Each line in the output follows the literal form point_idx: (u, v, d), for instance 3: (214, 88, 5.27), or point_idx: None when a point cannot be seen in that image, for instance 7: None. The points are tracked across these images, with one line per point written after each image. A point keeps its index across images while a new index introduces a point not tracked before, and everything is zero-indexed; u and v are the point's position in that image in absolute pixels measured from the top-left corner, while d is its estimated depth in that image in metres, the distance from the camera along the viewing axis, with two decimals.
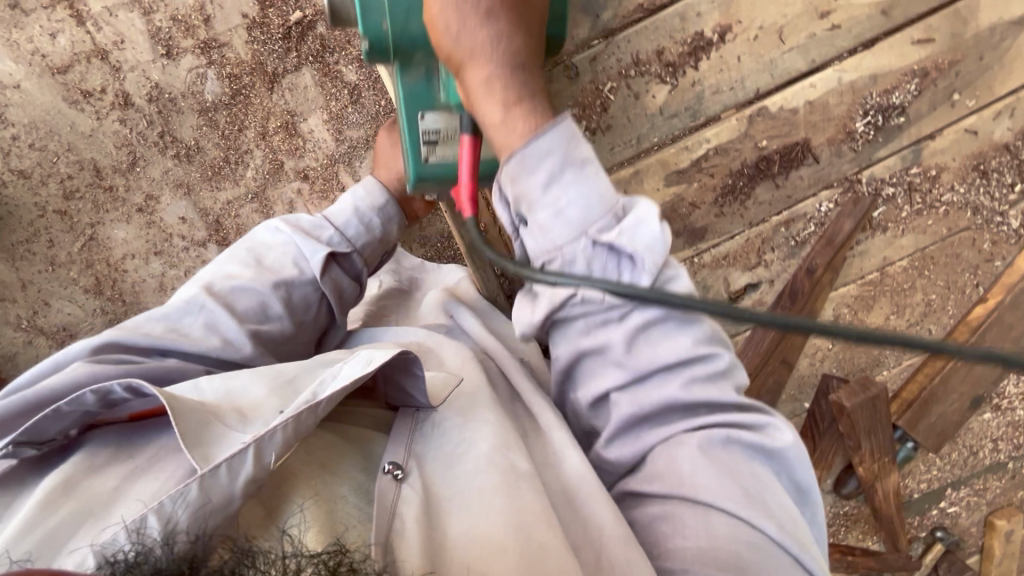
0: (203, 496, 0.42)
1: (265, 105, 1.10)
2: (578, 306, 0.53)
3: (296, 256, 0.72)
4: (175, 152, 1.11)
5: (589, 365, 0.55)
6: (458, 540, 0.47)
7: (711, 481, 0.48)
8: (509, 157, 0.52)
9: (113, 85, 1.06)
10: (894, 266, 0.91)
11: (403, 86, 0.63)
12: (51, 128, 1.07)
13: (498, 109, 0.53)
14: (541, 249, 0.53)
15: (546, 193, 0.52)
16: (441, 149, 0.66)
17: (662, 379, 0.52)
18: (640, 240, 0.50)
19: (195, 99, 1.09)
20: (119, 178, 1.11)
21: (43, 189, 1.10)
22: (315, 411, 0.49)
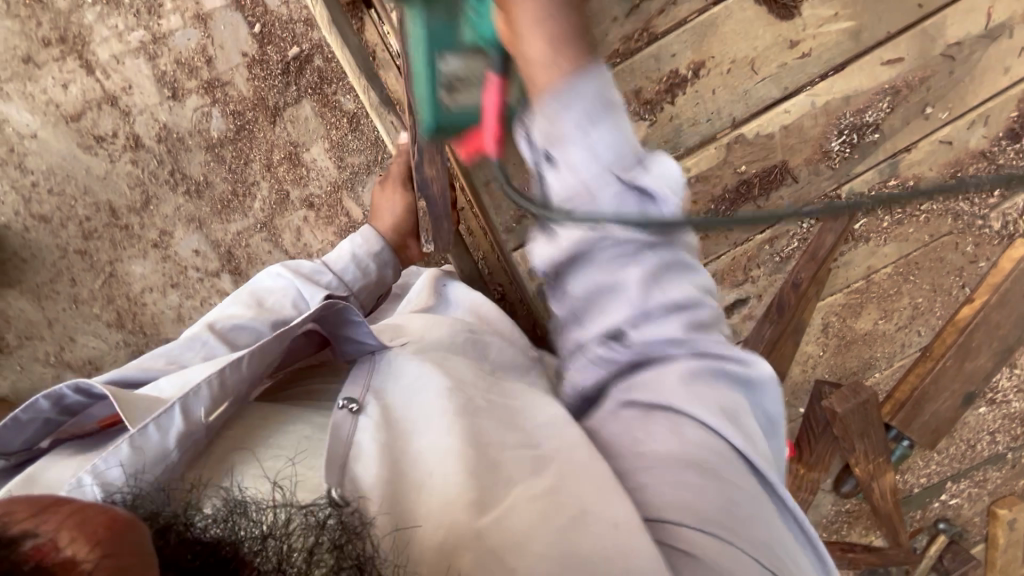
0: (136, 455, 0.47)
1: (269, 138, 1.14)
2: (603, 246, 0.49)
3: (295, 296, 0.77)
4: (185, 189, 1.16)
5: (601, 302, 0.53)
6: (420, 451, 0.51)
7: (696, 393, 0.55)
8: (541, 95, 0.44)
9: (124, 128, 1.11)
10: (879, 274, 0.94)
11: (425, 23, 0.57)
12: (68, 173, 1.12)
13: (543, 45, 0.44)
14: (565, 194, 0.46)
15: (578, 133, 0.43)
16: (463, 94, 0.62)
17: (664, 320, 0.54)
18: (665, 180, 0.47)
19: (202, 136, 1.13)
20: (134, 216, 1.16)
21: (63, 231, 1.15)
22: (240, 368, 0.55)
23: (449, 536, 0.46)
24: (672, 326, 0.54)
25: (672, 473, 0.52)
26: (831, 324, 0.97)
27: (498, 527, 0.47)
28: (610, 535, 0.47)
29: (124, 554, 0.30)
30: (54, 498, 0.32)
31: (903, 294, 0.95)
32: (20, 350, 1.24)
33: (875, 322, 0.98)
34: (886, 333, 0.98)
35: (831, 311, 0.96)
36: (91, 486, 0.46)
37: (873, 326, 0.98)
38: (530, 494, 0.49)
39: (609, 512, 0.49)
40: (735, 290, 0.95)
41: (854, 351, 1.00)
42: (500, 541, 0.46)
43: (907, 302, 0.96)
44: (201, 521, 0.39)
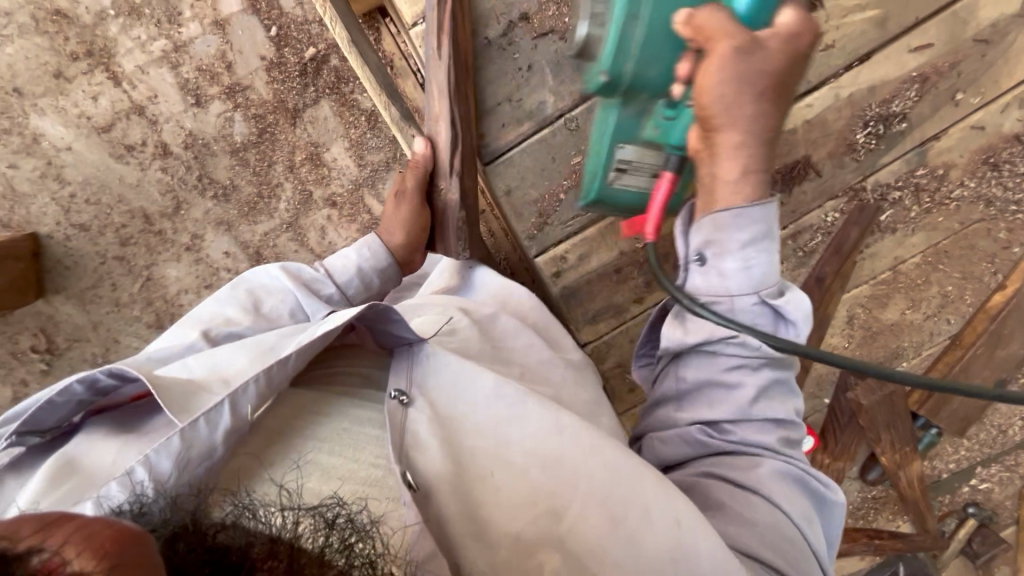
0: (185, 446, 0.50)
1: (290, 140, 1.16)
2: (732, 346, 0.63)
3: (293, 307, 0.78)
4: (213, 193, 1.19)
5: (711, 392, 0.65)
6: (475, 451, 0.54)
7: (786, 484, 0.60)
8: (725, 210, 0.64)
9: (152, 137, 1.14)
10: (906, 264, 0.96)
11: (618, 118, 0.72)
12: (102, 183, 1.16)
13: (734, 172, 0.64)
14: (711, 287, 0.65)
15: (742, 250, 0.63)
16: (627, 176, 0.77)
17: (758, 426, 0.63)
18: (799, 308, 0.63)
19: (226, 141, 1.16)
20: (167, 221, 1.20)
21: (101, 239, 1.19)
22: (285, 366, 0.57)
23: (528, 535, 0.49)
24: (767, 435, 0.62)
25: (758, 533, 0.56)
26: (857, 315, 1.00)
27: (578, 533, 0.50)
28: (672, 534, 0.50)
29: (131, 565, 0.29)
30: (60, 513, 0.30)
31: (931, 283, 0.97)
32: (68, 353, 1.28)
33: (903, 312, 0.99)
34: (914, 322, 1.00)
35: (857, 302, 0.99)
36: (143, 477, 0.48)
37: (901, 316, 1.00)
38: (596, 498, 0.52)
39: (673, 512, 0.50)
40: None
41: (881, 342, 1.01)
42: (577, 543, 0.49)
43: (936, 291, 0.98)
44: (208, 526, 0.38)
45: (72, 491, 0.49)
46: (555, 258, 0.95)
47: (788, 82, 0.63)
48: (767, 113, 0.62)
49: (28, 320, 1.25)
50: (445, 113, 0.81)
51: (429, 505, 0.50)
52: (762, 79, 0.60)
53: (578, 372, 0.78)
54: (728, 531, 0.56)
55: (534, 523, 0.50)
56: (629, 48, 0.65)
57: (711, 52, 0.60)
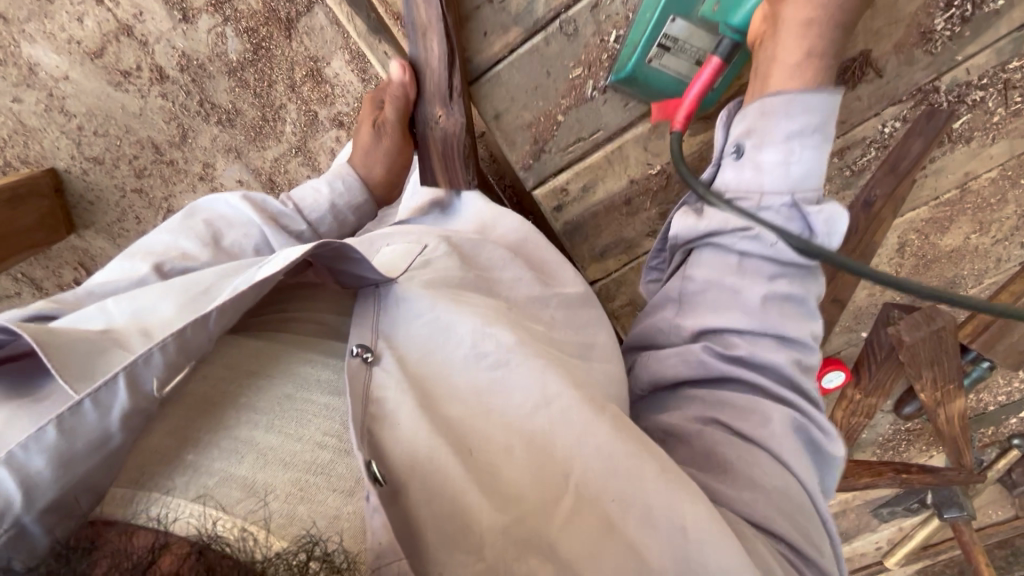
0: (67, 438, 0.43)
1: (288, 57, 1.08)
2: (745, 240, 0.64)
3: (257, 244, 0.74)
4: (217, 118, 1.15)
5: (716, 297, 0.65)
6: (451, 424, 0.51)
7: (789, 434, 0.57)
8: (779, 92, 0.63)
9: (146, 60, 1.08)
10: (979, 179, 0.87)
11: None
12: (106, 113, 1.12)
13: (799, 54, 0.63)
14: (743, 181, 0.67)
15: (785, 141, 0.63)
16: (667, 57, 0.74)
17: (768, 344, 0.61)
18: (830, 218, 0.62)
19: (222, 61, 1.09)
20: (176, 151, 1.18)
21: (116, 171, 1.18)
22: (206, 327, 0.50)
23: (514, 530, 0.46)
24: (779, 356, 0.60)
25: (766, 504, 0.53)
26: (909, 240, 0.96)
27: (565, 534, 0.47)
28: (676, 539, 0.48)
29: None
30: None
31: (1007, 202, 0.89)
32: None
33: (967, 236, 0.95)
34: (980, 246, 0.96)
35: (911, 228, 0.95)
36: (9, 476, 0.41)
37: (965, 240, 0.95)
38: (583, 492, 0.49)
39: (674, 513, 0.48)
40: None
41: (935, 271, 1.00)
42: (570, 543, 0.46)
43: (1011, 211, 0.91)
44: None
45: None
46: (555, 191, 0.91)
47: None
48: None
49: (66, 254, 1.30)
50: (436, 25, 0.74)
51: (401, 495, 0.46)
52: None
53: (574, 309, 0.72)
54: (732, 499, 0.53)
55: (519, 519, 0.47)
56: None
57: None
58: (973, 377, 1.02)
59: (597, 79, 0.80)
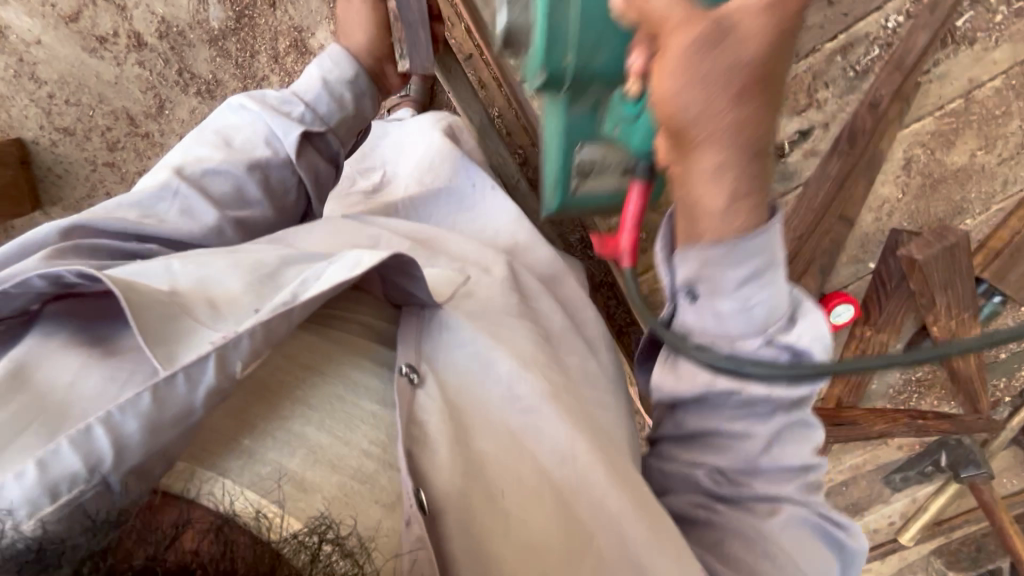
0: (158, 407, 0.35)
1: (271, 25, 1.06)
2: (738, 399, 0.43)
3: (268, 133, 0.60)
4: (196, 89, 1.11)
5: (715, 441, 0.45)
6: (483, 458, 0.42)
7: (802, 546, 0.42)
8: (715, 244, 0.39)
9: (124, 26, 1.05)
10: (984, 89, 0.70)
11: (565, 117, 0.52)
12: (80, 81, 1.08)
13: (723, 200, 0.38)
14: (708, 337, 0.43)
15: (738, 291, 0.41)
16: (593, 180, 0.60)
17: (774, 478, 0.44)
18: (815, 336, 0.42)
19: (202, 29, 1.06)
20: (152, 123, 1.13)
21: (88, 143, 1.14)
22: (290, 316, 0.41)
23: None
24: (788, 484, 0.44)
25: None
26: (916, 159, 0.74)
27: None
28: None
29: None
30: None
31: (1016, 116, 0.70)
32: None
33: (972, 154, 0.73)
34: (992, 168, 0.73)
35: (917, 143, 0.73)
36: (104, 440, 0.34)
37: (971, 160, 0.73)
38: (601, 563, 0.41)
39: None
40: (794, 118, 0.73)
41: (942, 194, 0.75)
42: None
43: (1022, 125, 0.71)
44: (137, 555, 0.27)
45: (18, 420, 0.36)
46: None
47: (786, 38, 0.36)
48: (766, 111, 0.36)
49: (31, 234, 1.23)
50: None
51: (435, 534, 0.38)
52: (736, 60, 0.34)
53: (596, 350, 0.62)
54: None
55: None
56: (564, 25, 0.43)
57: (659, 27, 0.36)
58: None
59: None
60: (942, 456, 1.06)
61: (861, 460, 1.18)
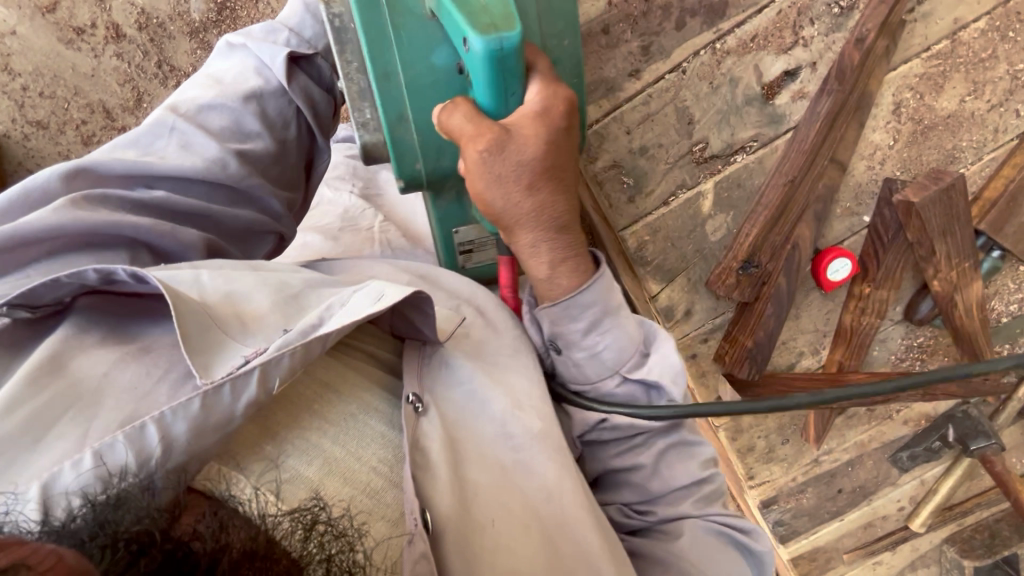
0: (205, 412, 0.42)
1: (254, 17, 1.06)
2: (611, 429, 0.62)
3: (257, 66, 0.65)
4: (176, 82, 1.09)
5: (621, 477, 0.64)
6: (476, 491, 0.51)
7: (703, 545, 0.58)
8: (554, 304, 0.60)
9: (102, 17, 1.04)
10: (968, 30, 0.74)
11: (438, 209, 0.67)
12: (55, 73, 1.06)
13: (545, 266, 0.59)
14: (580, 379, 0.63)
15: (586, 337, 0.61)
16: (476, 255, 0.73)
17: (673, 498, 0.61)
18: (665, 370, 0.61)
19: (183, 20, 1.06)
20: (129, 116, 1.11)
21: (62, 137, 1.11)
22: (325, 340, 0.48)
23: None
24: (685, 503, 0.61)
25: None
26: (905, 103, 0.77)
27: None
28: None
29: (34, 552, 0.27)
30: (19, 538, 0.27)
31: (999, 59, 0.76)
32: None
33: (961, 99, 0.77)
34: (976, 113, 0.78)
35: (905, 86, 0.76)
36: (152, 435, 0.40)
37: (960, 105, 0.78)
38: None
39: None
40: (781, 60, 0.74)
41: (933, 141, 0.79)
42: None
43: (1004, 70, 0.76)
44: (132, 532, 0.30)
45: (58, 401, 0.42)
46: None
47: (560, 137, 0.54)
48: (558, 198, 0.56)
49: None
50: None
51: (436, 549, 0.46)
52: (518, 160, 0.53)
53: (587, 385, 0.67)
54: None
55: None
56: (412, 147, 0.58)
57: (458, 139, 0.53)
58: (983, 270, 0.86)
59: None
60: (949, 430, 1.06)
61: (866, 437, 1.12)
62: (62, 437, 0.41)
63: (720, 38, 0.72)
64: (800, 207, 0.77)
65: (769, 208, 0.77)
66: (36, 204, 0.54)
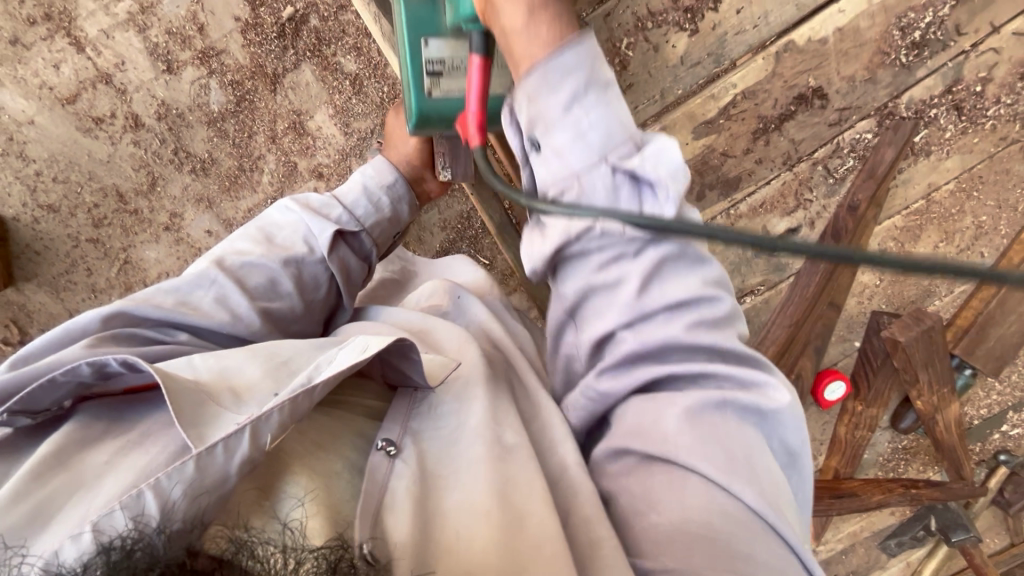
0: (199, 473, 0.42)
1: (271, 109, 1.08)
2: (594, 240, 0.47)
3: (305, 233, 0.71)
4: (191, 167, 1.12)
5: (596, 307, 0.50)
6: (453, 509, 0.47)
7: (700, 438, 0.46)
8: (529, 72, 0.45)
9: (121, 107, 1.06)
10: (940, 191, 0.94)
11: (408, 10, 0.61)
12: (70, 159, 1.08)
13: (522, 11, 0.45)
14: (554, 177, 0.46)
15: (564, 115, 0.45)
16: (445, 82, 0.63)
17: (664, 324, 0.48)
18: (662, 164, 0.44)
19: (202, 111, 1.08)
20: (142, 200, 1.13)
21: (72, 220, 1.12)
22: (312, 394, 0.49)
23: None
24: (681, 339, 0.47)
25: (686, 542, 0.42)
26: (889, 248, 1.00)
27: None
28: None
29: None
30: None
31: (966, 214, 0.96)
32: None
33: (936, 245, 0.99)
34: (947, 255, 1.00)
35: (889, 236, 0.99)
36: (150, 502, 0.40)
37: (934, 249, 0.99)
38: None
39: None
40: (785, 219, 0.93)
41: (913, 280, 1.00)
42: None
43: (970, 221, 0.96)
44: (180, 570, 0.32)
45: (62, 493, 0.43)
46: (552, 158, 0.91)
47: None
48: None
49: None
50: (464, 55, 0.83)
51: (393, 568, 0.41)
52: None
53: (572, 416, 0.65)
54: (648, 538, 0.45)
55: None
56: None
57: None
58: (960, 384, 1.06)
59: None
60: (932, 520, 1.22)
61: (857, 527, 1.34)
62: (65, 523, 0.41)
63: (734, 205, 0.91)
64: (800, 344, 0.94)
65: (776, 343, 0.92)
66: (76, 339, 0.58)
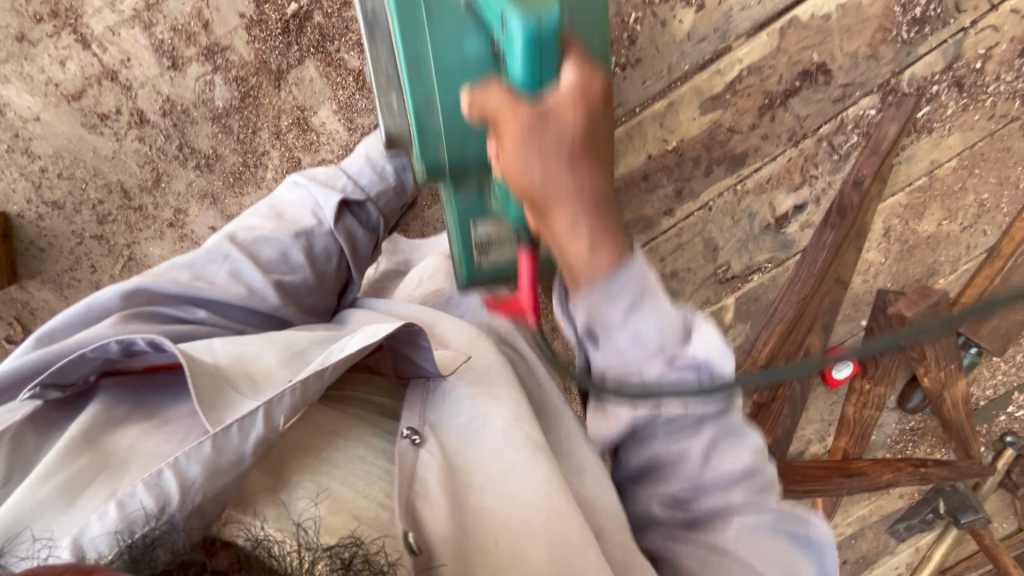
0: (216, 453, 0.42)
1: (274, 104, 1.08)
2: (655, 418, 0.53)
3: (313, 207, 0.71)
4: (196, 163, 1.12)
5: (655, 462, 0.56)
6: (485, 511, 0.48)
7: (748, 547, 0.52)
8: (583, 293, 0.48)
9: (127, 104, 1.07)
10: (942, 168, 0.94)
11: (458, 201, 0.65)
12: (75, 155, 1.10)
13: (583, 245, 0.47)
14: (613, 364, 0.50)
15: (623, 322, 0.48)
16: (495, 254, 0.70)
17: (715, 473, 0.54)
18: (708, 346, 0.49)
19: (206, 107, 1.09)
20: (147, 196, 1.14)
21: (77, 216, 1.14)
22: (322, 376, 0.49)
23: None
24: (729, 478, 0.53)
25: None
26: (893, 227, 0.99)
27: None
28: None
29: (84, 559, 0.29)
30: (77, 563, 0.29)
31: (968, 190, 0.96)
32: None
33: (939, 223, 0.99)
34: (952, 233, 1.00)
35: (893, 213, 0.98)
36: (170, 482, 0.40)
37: (937, 228, 0.99)
38: None
39: None
40: (791, 196, 0.93)
41: (917, 257, 1.01)
42: None
43: (972, 198, 0.97)
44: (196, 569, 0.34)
45: (89, 470, 0.43)
46: None
47: (600, 114, 0.47)
48: (602, 171, 0.47)
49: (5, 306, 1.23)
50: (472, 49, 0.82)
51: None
52: (561, 132, 0.45)
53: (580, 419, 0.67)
54: None
55: None
56: (435, 127, 0.55)
57: (494, 116, 0.47)
58: (966, 362, 1.06)
59: (620, 57, 0.81)
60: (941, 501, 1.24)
61: (867, 511, 1.35)
62: (93, 501, 0.41)
63: (741, 181, 0.91)
64: (807, 323, 0.95)
65: (784, 323, 0.94)
66: (96, 318, 0.58)
